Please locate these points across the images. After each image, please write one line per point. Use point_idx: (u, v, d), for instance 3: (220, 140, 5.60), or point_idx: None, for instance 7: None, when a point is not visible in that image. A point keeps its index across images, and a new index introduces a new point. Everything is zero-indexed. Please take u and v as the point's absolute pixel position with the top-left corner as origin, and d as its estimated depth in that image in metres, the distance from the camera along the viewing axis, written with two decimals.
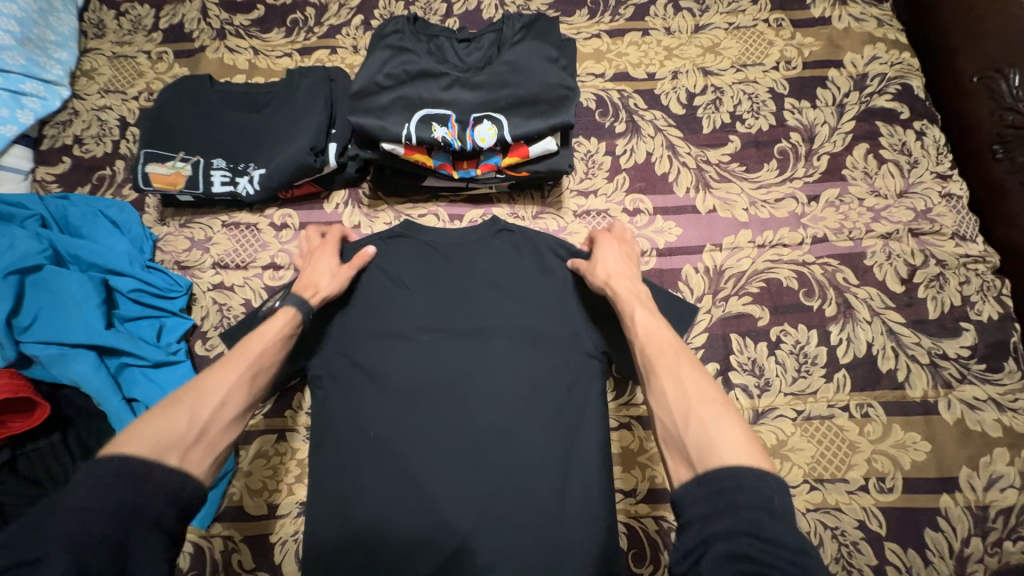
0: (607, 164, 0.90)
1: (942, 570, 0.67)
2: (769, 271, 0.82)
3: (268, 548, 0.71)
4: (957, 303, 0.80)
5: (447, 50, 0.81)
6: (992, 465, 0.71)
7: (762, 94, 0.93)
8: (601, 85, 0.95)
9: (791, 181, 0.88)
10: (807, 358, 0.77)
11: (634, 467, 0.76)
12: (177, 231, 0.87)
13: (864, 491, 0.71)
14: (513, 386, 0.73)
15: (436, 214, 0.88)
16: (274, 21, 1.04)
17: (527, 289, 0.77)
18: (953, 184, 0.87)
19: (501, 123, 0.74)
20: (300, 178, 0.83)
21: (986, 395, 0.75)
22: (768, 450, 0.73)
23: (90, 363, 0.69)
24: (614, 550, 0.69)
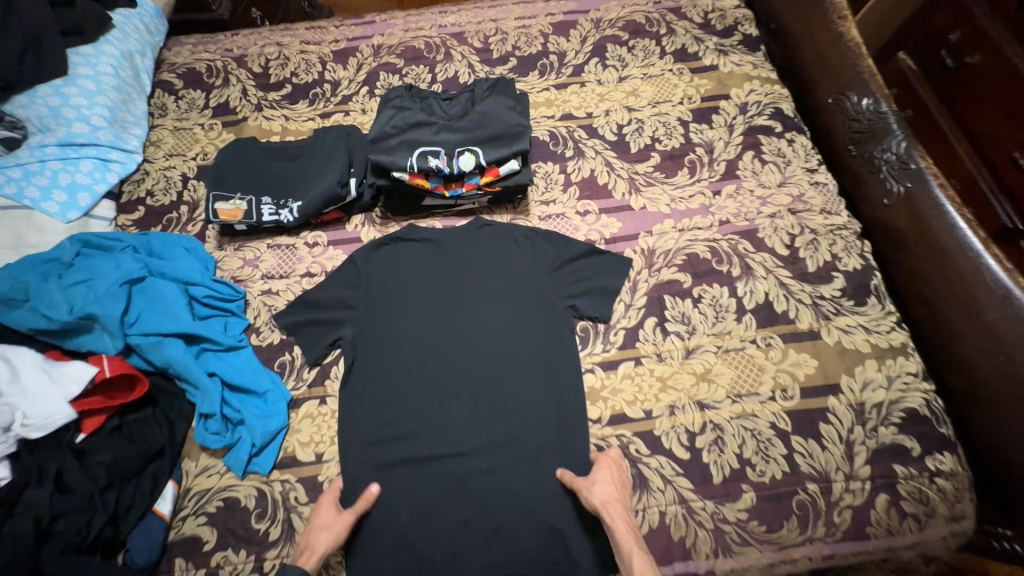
0: (561, 180, 1.19)
1: (835, 453, 0.89)
2: (689, 248, 1.09)
3: (317, 486, 0.90)
4: (829, 259, 1.06)
5: (435, 106, 1.11)
6: (865, 372, 0.95)
7: (673, 122, 1.25)
8: (553, 124, 1.26)
9: (700, 181, 1.17)
10: (722, 308, 1.02)
11: (598, 399, 0.96)
12: (232, 253, 1.12)
13: (772, 400, 0.93)
14: (501, 343, 0.99)
15: (433, 226, 1.14)
16: (300, 95, 1.35)
17: (505, 269, 1.06)
18: (819, 175, 1.16)
19: (478, 153, 1.03)
20: (329, 205, 1.10)
21: (856, 322, 0.99)
22: (698, 376, 0.96)
23: (179, 348, 0.92)
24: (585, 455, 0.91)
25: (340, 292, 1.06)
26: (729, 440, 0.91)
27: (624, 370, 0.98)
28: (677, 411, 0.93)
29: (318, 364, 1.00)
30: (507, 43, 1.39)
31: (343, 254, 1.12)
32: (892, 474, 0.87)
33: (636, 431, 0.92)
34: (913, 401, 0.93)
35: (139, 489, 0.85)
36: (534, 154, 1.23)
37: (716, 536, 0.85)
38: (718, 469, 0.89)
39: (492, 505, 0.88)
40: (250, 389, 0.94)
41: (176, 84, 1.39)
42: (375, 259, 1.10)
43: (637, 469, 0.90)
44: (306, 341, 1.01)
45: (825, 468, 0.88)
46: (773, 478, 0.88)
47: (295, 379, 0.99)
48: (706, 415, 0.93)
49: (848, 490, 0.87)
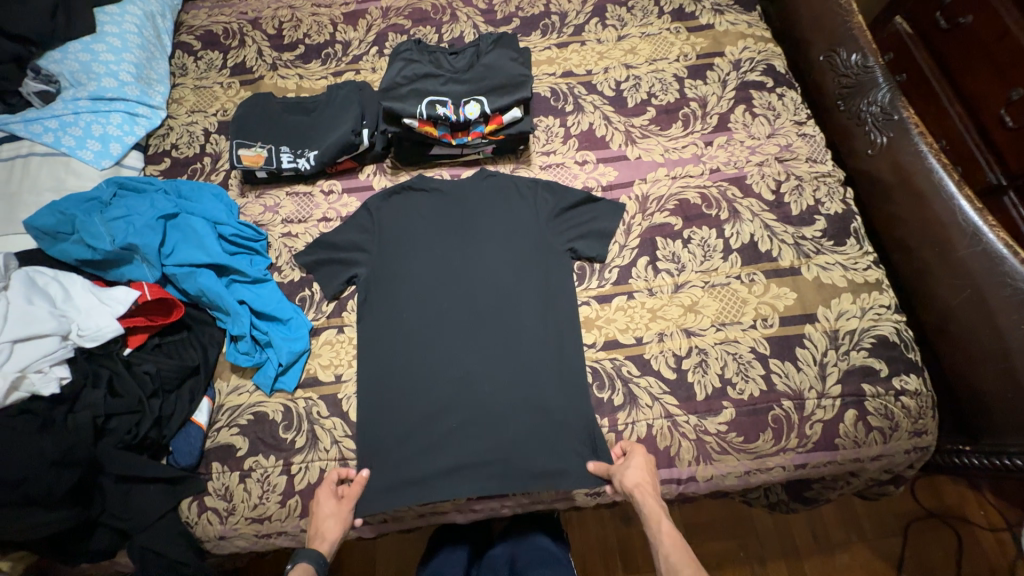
0: (561, 133, 1.26)
1: (809, 374, 0.97)
2: (680, 194, 1.16)
3: (337, 402, 1.00)
4: (812, 204, 1.13)
5: (442, 60, 1.18)
6: (840, 304, 1.02)
7: (668, 78, 1.31)
8: (554, 81, 1.32)
9: (693, 134, 1.23)
10: (709, 248, 1.09)
11: (593, 328, 1.04)
12: (254, 200, 1.20)
13: (753, 328, 1.01)
14: (503, 282, 1.08)
15: (441, 175, 1.22)
16: (313, 55, 1.42)
17: (508, 215, 1.15)
18: (807, 127, 1.22)
19: (483, 102, 1.10)
20: (343, 154, 1.17)
21: (835, 261, 1.07)
22: (686, 308, 1.04)
23: (210, 278, 1.01)
24: (580, 378, 1.00)
25: (356, 235, 1.14)
26: (712, 363, 0.99)
27: (618, 302, 1.06)
28: (666, 338, 1.02)
29: (335, 298, 1.09)
30: (510, 4, 1.44)
31: (356, 201, 1.20)
32: (861, 392, 0.96)
33: (627, 356, 1.01)
34: (884, 329, 1.01)
35: (179, 400, 0.95)
36: (536, 109, 1.29)
37: (698, 446, 0.94)
38: (701, 388, 0.97)
39: (493, 420, 0.97)
40: (275, 317, 1.03)
41: (194, 45, 1.45)
42: (387, 205, 1.18)
43: (627, 388, 0.98)
44: (324, 278, 1.10)
45: (799, 387, 0.96)
46: (751, 396, 0.96)
47: (315, 312, 1.08)
48: (692, 341, 1.01)
49: (819, 407, 0.95)
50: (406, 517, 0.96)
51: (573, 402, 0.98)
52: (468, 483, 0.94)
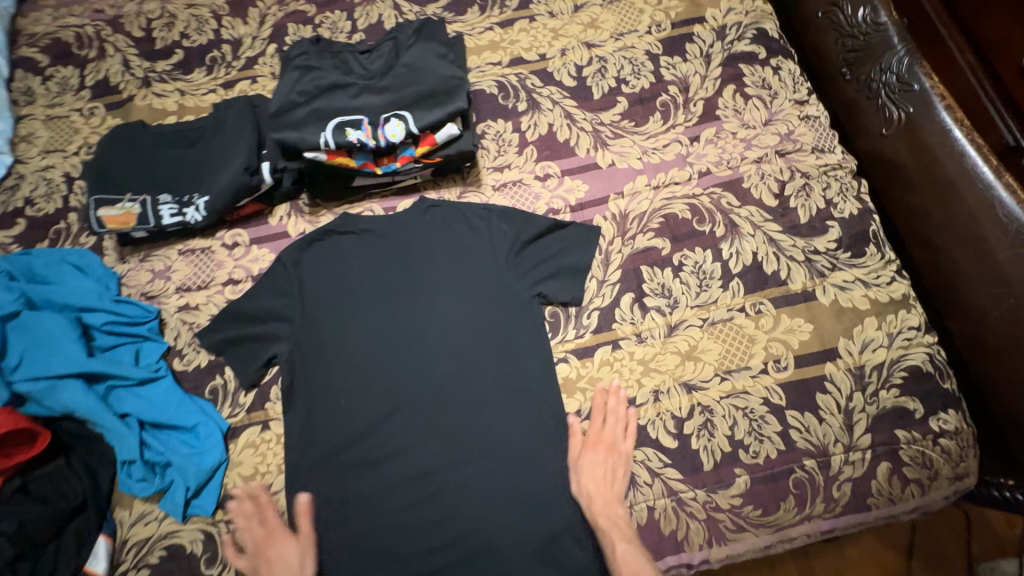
0: (515, 140, 1.02)
1: (834, 424, 0.81)
2: (665, 208, 0.95)
3: (269, 522, 0.80)
4: (822, 206, 0.93)
5: (351, 62, 0.91)
6: (864, 332, 0.86)
7: (640, 57, 1.06)
8: (500, 72, 1.07)
9: (674, 128, 1.01)
10: (705, 275, 0.90)
11: (575, 391, 0.86)
12: (138, 265, 0.95)
13: (764, 373, 0.84)
14: (463, 346, 0.88)
15: (372, 210, 0.98)
16: (195, 61, 1.12)
17: (460, 256, 0.93)
18: (809, 107, 1.01)
19: (407, 118, 0.84)
20: (242, 198, 0.92)
21: (854, 277, 0.89)
22: (683, 355, 0.86)
23: (78, 390, 0.78)
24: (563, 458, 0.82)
25: (275, 300, 0.91)
26: (719, 422, 0.82)
27: (601, 356, 0.87)
28: (662, 396, 0.84)
29: (254, 385, 0.87)
30: None
31: (269, 254, 0.96)
32: (894, 440, 0.81)
33: (619, 423, 0.84)
34: (915, 357, 0.85)
35: (60, 552, 0.75)
36: (481, 112, 1.05)
37: (709, 526, 0.79)
38: (708, 455, 0.81)
39: (462, 525, 0.80)
40: (177, 424, 0.82)
41: (40, 61, 1.14)
42: (308, 256, 0.94)
43: (621, 464, 0.82)
44: (238, 361, 0.88)
45: (822, 442, 0.81)
46: (767, 459, 0.81)
47: (231, 405, 0.86)
48: (693, 397, 0.84)
49: (847, 463, 0.80)
50: None
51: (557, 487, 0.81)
52: None
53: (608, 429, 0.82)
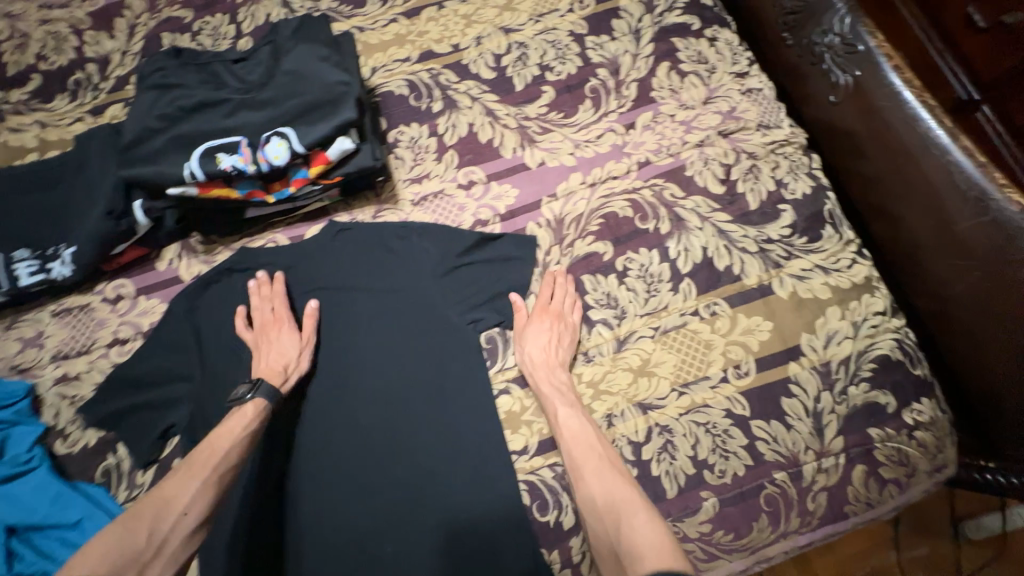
0: (433, 146, 0.90)
1: (803, 430, 0.74)
2: (604, 207, 0.85)
3: None
4: (773, 188, 0.85)
5: (223, 75, 0.78)
6: (827, 324, 0.78)
7: (564, 39, 0.95)
8: (410, 69, 0.95)
9: (607, 116, 0.91)
10: (653, 278, 0.81)
11: (520, 426, 0.76)
12: (6, 334, 0.82)
13: (724, 382, 0.76)
14: (393, 385, 0.78)
15: (275, 241, 0.86)
16: (55, 87, 0.96)
17: (379, 283, 0.82)
18: (750, 80, 0.92)
19: (291, 135, 0.72)
20: (115, 246, 0.79)
21: (812, 264, 0.81)
22: (636, 371, 0.77)
23: None
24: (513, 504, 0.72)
25: (167, 359, 0.78)
26: (680, 442, 0.74)
27: None
28: (616, 420, 0.75)
29: (153, 461, 0.75)
30: None
31: (160, 304, 0.83)
32: (868, 440, 0.74)
33: None
34: (883, 346, 0.78)
35: None
36: (393, 116, 0.92)
37: None
38: (671, 480, 0.73)
39: None
40: (58, 523, 0.71)
41: None
42: (204, 302, 0.82)
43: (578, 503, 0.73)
44: (130, 435, 0.76)
45: (793, 451, 0.74)
46: (735, 477, 0.73)
47: (126, 487, 0.75)
48: (650, 417, 0.75)
49: (820, 471, 0.73)
50: None
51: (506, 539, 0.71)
52: None
53: (557, 302, 0.79)
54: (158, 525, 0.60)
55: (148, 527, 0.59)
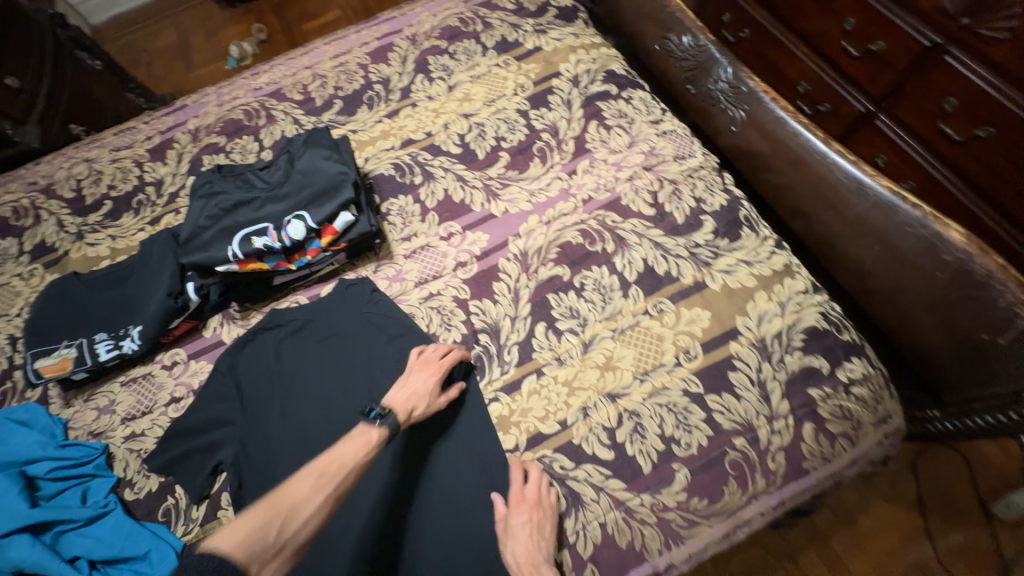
0: (417, 211, 1.12)
1: (752, 399, 0.85)
2: (560, 238, 1.04)
3: None
4: (694, 204, 1.04)
5: (252, 179, 1.02)
6: (757, 306, 0.92)
7: (512, 116, 1.21)
8: (394, 155, 1.20)
9: (553, 167, 1.13)
10: (606, 289, 0.98)
11: (511, 427, 0.89)
12: (83, 405, 0.99)
13: (678, 366, 0.89)
14: (387, 520, 0.81)
15: (297, 301, 1.05)
16: (123, 207, 1.23)
17: (378, 324, 0.99)
18: (664, 124, 1.14)
19: (306, 217, 0.94)
20: (172, 320, 0.98)
21: (737, 259, 0.97)
22: (602, 367, 0.91)
23: (24, 543, 0.77)
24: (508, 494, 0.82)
25: (214, 409, 0.95)
26: (648, 423, 0.86)
27: (529, 386, 0.92)
28: (591, 411, 0.88)
29: (206, 496, 0.89)
30: (328, 87, 1.32)
31: (207, 365, 1.01)
32: (811, 400, 0.85)
33: (557, 448, 0.86)
34: (810, 318, 0.91)
35: None
36: (384, 192, 1.16)
37: (663, 529, 0.80)
38: (644, 458, 0.84)
39: None
40: (129, 556, 0.82)
41: None
42: (242, 357, 0.99)
43: (567, 487, 0.84)
44: (187, 474, 0.90)
45: (746, 418, 0.85)
46: (699, 447, 0.84)
47: (184, 523, 0.88)
48: (619, 404, 0.88)
49: (774, 433, 0.84)
50: None
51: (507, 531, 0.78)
52: None
53: (530, 488, 0.80)
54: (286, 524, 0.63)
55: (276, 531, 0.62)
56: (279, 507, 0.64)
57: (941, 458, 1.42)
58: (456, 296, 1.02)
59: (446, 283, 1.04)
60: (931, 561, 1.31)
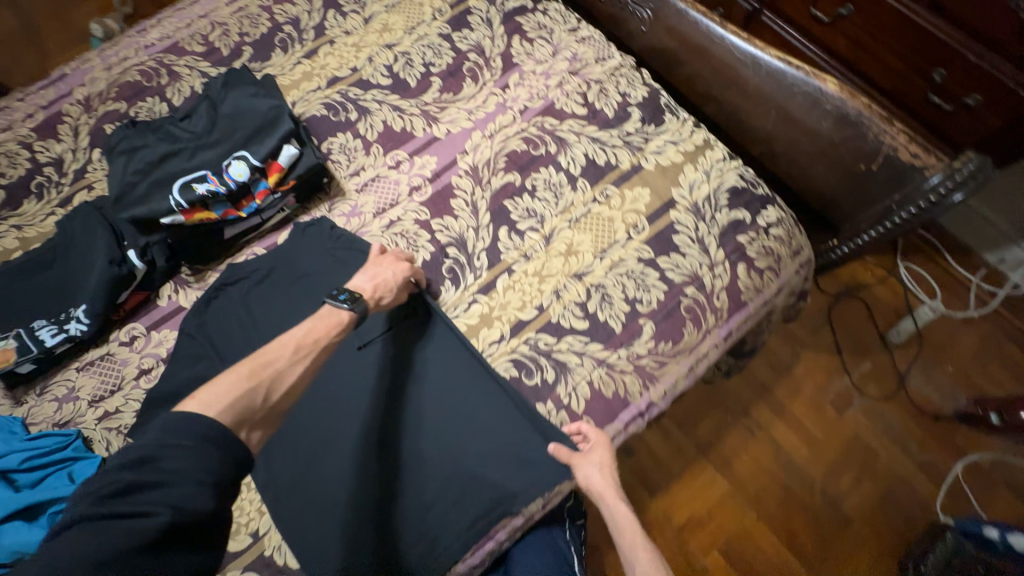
0: (359, 145, 1.12)
1: (694, 253, 0.99)
2: (505, 148, 1.09)
3: (268, 561, 0.83)
4: (620, 99, 1.13)
5: (174, 130, 0.96)
6: (687, 177, 1.05)
7: (436, 41, 1.21)
8: (323, 95, 1.16)
9: (486, 85, 1.16)
10: (557, 187, 1.05)
11: (494, 321, 0.96)
12: (39, 399, 0.92)
13: (630, 239, 1.00)
14: (392, 425, 0.88)
15: (254, 253, 1.02)
16: (20, 194, 1.09)
17: (333, 259, 0.99)
18: (582, 31, 1.20)
19: (247, 156, 0.93)
20: (120, 292, 0.93)
21: (665, 141, 1.08)
22: (566, 253, 1.00)
23: (15, 528, 0.77)
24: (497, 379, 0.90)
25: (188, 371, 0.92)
26: (613, 291, 0.97)
27: (503, 284, 0.98)
28: (563, 292, 0.97)
29: None
30: (231, 34, 1.23)
31: (172, 332, 0.97)
32: (740, 245, 1.00)
33: (539, 329, 0.95)
34: (731, 180, 1.05)
35: None
36: (320, 133, 1.13)
37: (640, 373, 0.93)
38: (615, 321, 0.95)
39: (439, 476, 0.85)
40: None
41: None
42: (209, 316, 0.97)
43: (553, 359, 0.93)
44: None
45: (692, 270, 0.98)
46: (659, 301, 0.96)
47: None
48: (586, 281, 0.97)
49: (716, 277, 0.98)
50: None
51: (501, 410, 0.88)
52: (455, 544, 0.82)
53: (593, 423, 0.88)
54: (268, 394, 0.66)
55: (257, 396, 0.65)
56: (260, 375, 0.67)
57: (850, 308, 1.68)
58: (417, 219, 1.05)
59: (404, 208, 1.06)
60: (849, 388, 1.58)
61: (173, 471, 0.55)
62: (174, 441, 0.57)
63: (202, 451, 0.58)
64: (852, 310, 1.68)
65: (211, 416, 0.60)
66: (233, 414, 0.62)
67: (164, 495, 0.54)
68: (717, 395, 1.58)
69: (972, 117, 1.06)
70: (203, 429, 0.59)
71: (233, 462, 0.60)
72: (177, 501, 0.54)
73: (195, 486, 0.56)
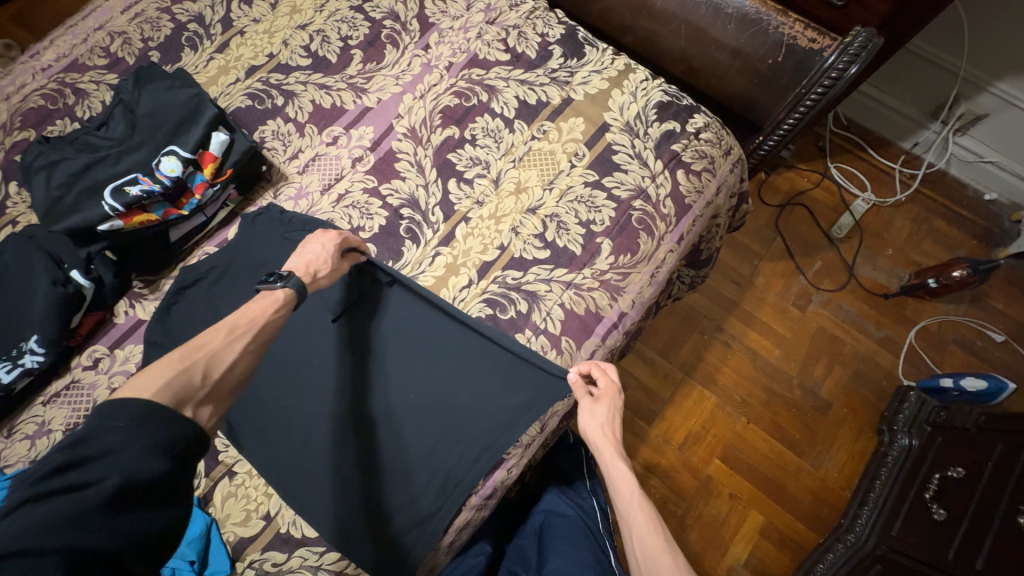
0: (292, 129, 1.10)
1: (635, 168, 1.04)
2: (439, 105, 1.11)
3: (286, 538, 0.84)
4: (540, 39, 1.16)
5: (93, 140, 0.96)
6: (615, 101, 1.09)
7: (348, 14, 1.20)
8: (244, 85, 1.14)
9: (407, 48, 1.17)
10: (496, 132, 1.08)
11: (460, 268, 0.98)
12: (9, 440, 0.89)
13: (574, 167, 1.04)
14: (379, 386, 0.90)
15: (206, 253, 1.01)
16: None
17: (277, 248, 0.98)
18: None
19: (176, 151, 0.92)
20: (71, 314, 0.89)
21: (589, 71, 1.12)
22: (516, 191, 1.03)
23: None
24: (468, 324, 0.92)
25: None
26: (567, 216, 1.01)
27: (462, 232, 1.01)
28: (520, 228, 1.00)
29: None
30: (133, 41, 1.18)
31: (136, 347, 0.95)
32: (675, 153, 1.05)
33: (504, 266, 0.98)
34: (655, 95, 1.10)
35: None
36: (249, 124, 1.11)
37: (607, 288, 0.97)
38: (574, 244, 0.99)
39: (435, 422, 0.87)
40: None
41: None
42: (172, 322, 0.94)
43: (524, 291, 0.96)
44: None
45: (636, 184, 1.03)
46: (610, 216, 1.01)
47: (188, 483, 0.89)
48: (540, 214, 1.01)
49: (659, 186, 1.03)
50: (444, 556, 0.89)
51: (479, 350, 0.91)
52: (463, 481, 0.85)
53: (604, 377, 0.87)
54: (210, 371, 0.62)
55: (200, 373, 0.61)
56: (194, 354, 0.62)
57: (794, 215, 1.74)
58: (365, 188, 1.05)
59: (350, 180, 1.06)
60: (806, 286, 1.65)
61: (114, 446, 0.52)
62: (110, 424, 0.53)
63: (143, 429, 0.54)
64: (797, 213, 1.74)
65: (146, 398, 0.56)
66: (172, 394, 0.58)
67: (108, 468, 0.51)
68: (691, 316, 1.63)
69: (862, 9, 1.02)
70: (141, 409, 0.55)
71: (184, 439, 0.57)
72: (125, 467, 0.52)
73: (142, 454, 0.53)
